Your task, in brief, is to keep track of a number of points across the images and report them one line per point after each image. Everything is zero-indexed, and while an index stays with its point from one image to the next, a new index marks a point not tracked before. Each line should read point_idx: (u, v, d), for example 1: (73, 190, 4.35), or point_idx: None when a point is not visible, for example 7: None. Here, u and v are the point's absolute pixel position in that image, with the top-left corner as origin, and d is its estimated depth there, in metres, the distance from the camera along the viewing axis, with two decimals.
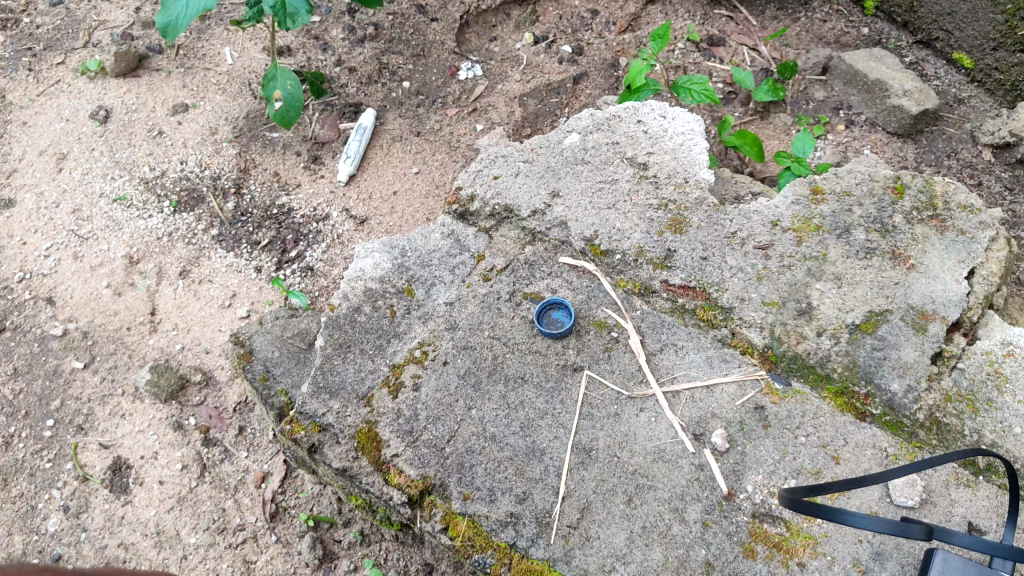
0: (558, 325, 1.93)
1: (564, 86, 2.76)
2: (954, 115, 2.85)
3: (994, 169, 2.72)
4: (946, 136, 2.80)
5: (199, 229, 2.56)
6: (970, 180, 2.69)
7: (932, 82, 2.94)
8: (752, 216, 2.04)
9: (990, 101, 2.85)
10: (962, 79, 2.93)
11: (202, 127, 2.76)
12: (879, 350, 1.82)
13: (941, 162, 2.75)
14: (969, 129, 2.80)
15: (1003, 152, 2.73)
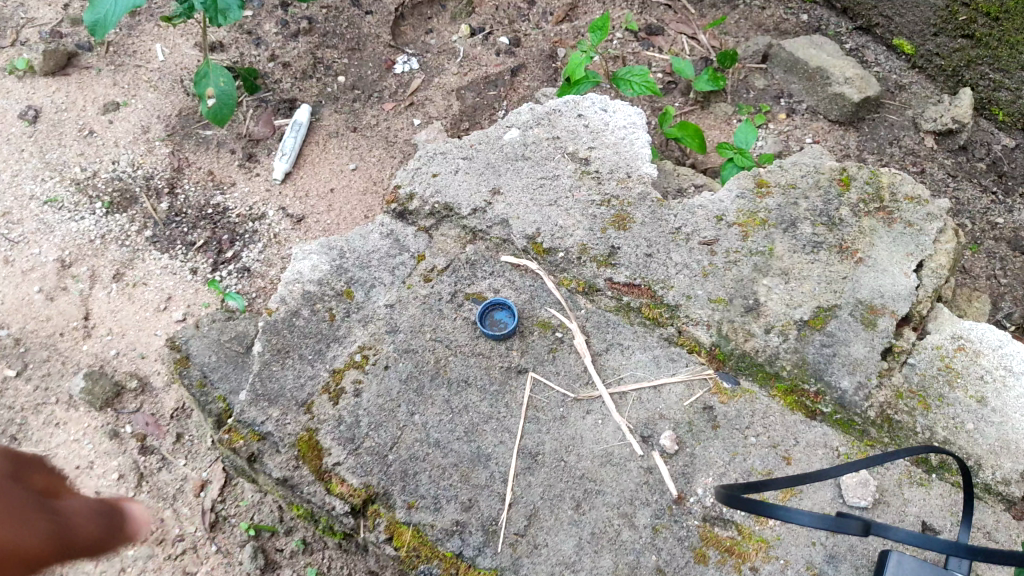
0: (501, 326, 1.87)
1: (502, 78, 2.71)
2: (895, 103, 2.84)
3: (936, 156, 2.73)
4: (887, 124, 2.79)
5: (133, 229, 2.47)
6: (913, 168, 2.69)
7: (874, 69, 2.93)
8: (697, 211, 2.00)
9: (931, 88, 2.85)
10: (903, 66, 2.92)
11: (134, 125, 2.66)
12: (828, 346, 1.82)
13: (884, 150, 2.74)
14: (911, 116, 2.80)
15: (946, 139, 2.75)
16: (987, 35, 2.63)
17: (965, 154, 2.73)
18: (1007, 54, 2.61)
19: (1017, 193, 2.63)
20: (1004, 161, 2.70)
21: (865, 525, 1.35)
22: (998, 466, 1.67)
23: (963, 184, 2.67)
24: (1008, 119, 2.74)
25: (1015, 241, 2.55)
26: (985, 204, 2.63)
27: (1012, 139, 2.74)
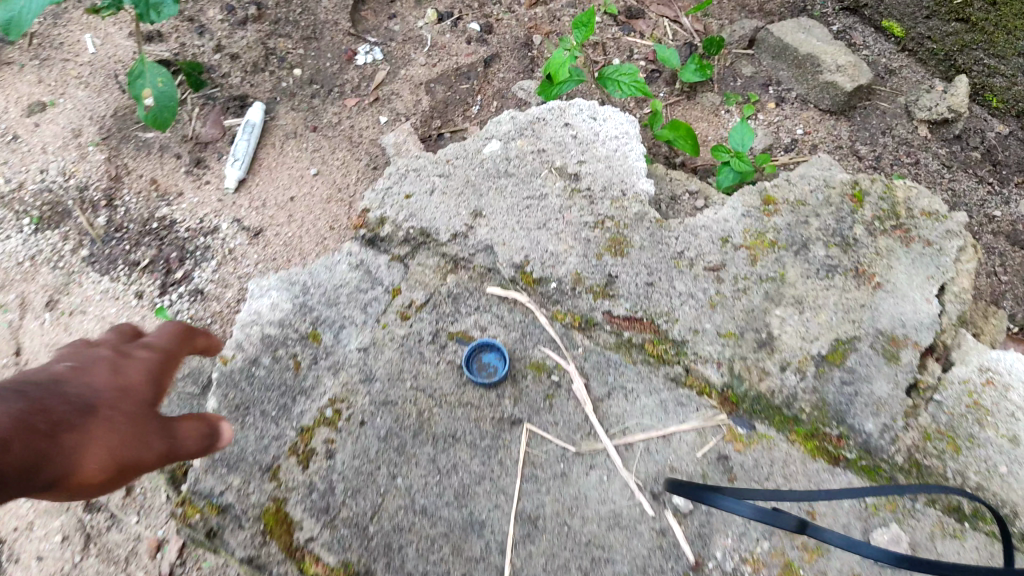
0: (491, 371, 1.68)
1: (475, 69, 2.50)
2: (886, 89, 2.66)
3: (930, 146, 2.55)
4: (880, 112, 2.61)
5: (66, 249, 2.20)
6: (907, 159, 2.52)
7: (862, 52, 2.76)
8: (700, 233, 1.84)
9: (922, 72, 2.67)
10: (892, 49, 2.75)
11: (63, 129, 2.37)
12: (849, 385, 1.65)
13: (877, 139, 2.57)
14: (903, 103, 2.62)
15: (940, 128, 2.56)
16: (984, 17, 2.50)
17: (959, 143, 2.54)
18: (1004, 39, 2.47)
19: (1015, 182, 2.45)
20: (998, 149, 2.50)
21: (801, 521, 1.32)
22: None
23: (958, 174, 2.48)
24: (1001, 105, 2.54)
25: (1015, 236, 2.38)
26: (982, 195, 2.45)
27: (1005, 126, 2.54)
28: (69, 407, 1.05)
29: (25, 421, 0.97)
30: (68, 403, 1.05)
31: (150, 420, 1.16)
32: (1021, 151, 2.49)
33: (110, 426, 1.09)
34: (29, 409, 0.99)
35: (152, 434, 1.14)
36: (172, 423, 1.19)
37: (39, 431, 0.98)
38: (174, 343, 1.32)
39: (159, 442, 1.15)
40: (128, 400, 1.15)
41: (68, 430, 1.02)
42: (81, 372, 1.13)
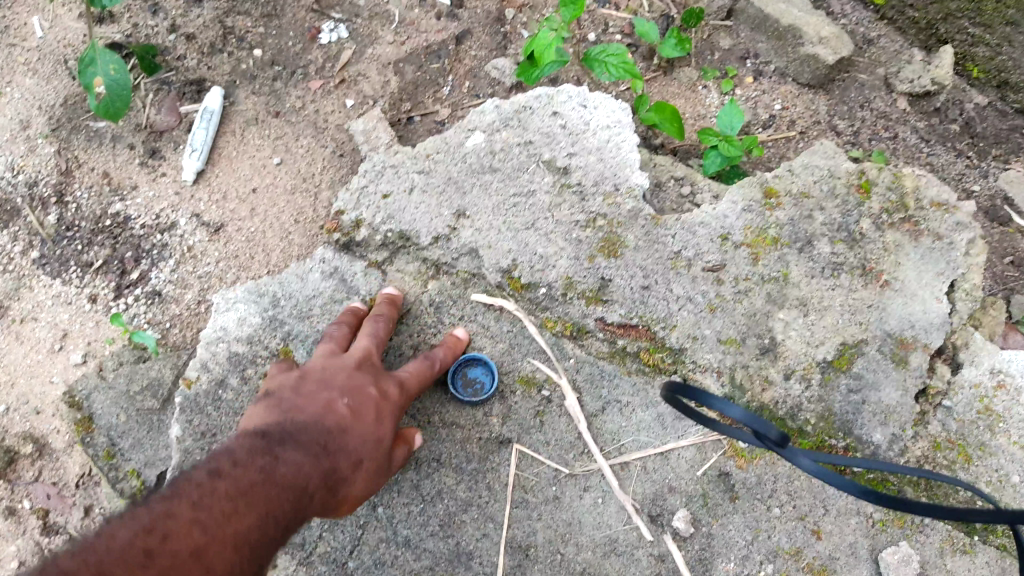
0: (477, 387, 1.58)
1: (446, 48, 2.33)
2: (865, 60, 2.54)
3: (909, 119, 2.48)
4: (858, 84, 2.52)
5: (16, 252, 2.09)
6: (885, 133, 2.45)
7: (840, 21, 2.62)
8: (698, 229, 1.65)
9: (901, 41, 2.58)
10: (870, 17, 2.62)
11: (11, 121, 2.19)
12: (856, 393, 1.56)
13: (855, 114, 2.48)
14: (882, 74, 2.52)
15: (921, 101, 2.49)
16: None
17: (938, 116, 2.48)
18: (991, 9, 2.36)
19: (993, 155, 2.42)
20: (977, 121, 2.47)
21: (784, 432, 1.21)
22: None
23: (937, 149, 2.45)
24: (982, 75, 2.50)
25: (992, 211, 2.37)
26: (960, 169, 2.42)
27: (985, 97, 2.50)
28: (338, 469, 1.30)
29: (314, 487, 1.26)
30: (350, 457, 1.32)
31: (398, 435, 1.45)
32: (998, 123, 2.46)
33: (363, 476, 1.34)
34: (324, 465, 1.28)
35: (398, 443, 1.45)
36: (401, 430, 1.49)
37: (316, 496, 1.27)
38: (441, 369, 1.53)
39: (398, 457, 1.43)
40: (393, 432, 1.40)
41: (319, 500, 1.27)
42: (356, 416, 1.35)
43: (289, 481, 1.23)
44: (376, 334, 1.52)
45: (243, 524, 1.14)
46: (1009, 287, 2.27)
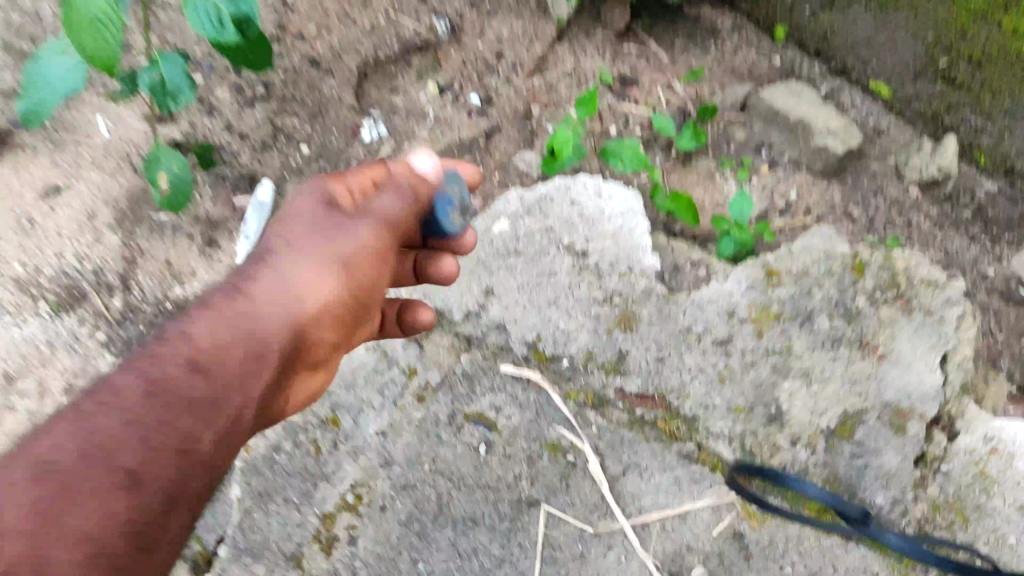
0: (458, 217, 1.66)
1: (477, 142, 2.59)
2: (877, 149, 2.74)
3: (922, 205, 2.65)
4: (870, 172, 2.68)
5: (83, 332, 2.24)
6: (900, 221, 2.60)
7: (851, 113, 2.82)
8: (707, 306, 1.84)
9: (910, 132, 2.77)
10: (881, 109, 2.82)
11: (79, 211, 2.36)
12: (860, 457, 1.70)
13: (870, 201, 2.63)
14: (893, 162, 2.71)
15: (931, 189, 2.67)
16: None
17: (951, 202, 2.66)
18: (987, 100, 2.56)
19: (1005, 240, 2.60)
20: (988, 207, 2.65)
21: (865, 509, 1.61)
22: None
23: (950, 233, 2.61)
24: (989, 161, 2.69)
25: (1007, 293, 2.52)
26: (975, 253, 2.58)
27: (993, 184, 2.69)
28: (267, 274, 1.36)
29: (242, 342, 1.23)
30: (270, 271, 1.37)
31: (361, 284, 1.48)
32: (1009, 209, 2.65)
33: (287, 316, 1.33)
34: (238, 341, 1.22)
35: (347, 288, 1.45)
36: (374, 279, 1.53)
37: (250, 349, 1.24)
38: (418, 187, 1.60)
39: (328, 284, 1.41)
40: (314, 267, 1.41)
41: (259, 359, 1.25)
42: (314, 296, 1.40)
43: (227, 316, 1.24)
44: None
45: (158, 408, 1.09)
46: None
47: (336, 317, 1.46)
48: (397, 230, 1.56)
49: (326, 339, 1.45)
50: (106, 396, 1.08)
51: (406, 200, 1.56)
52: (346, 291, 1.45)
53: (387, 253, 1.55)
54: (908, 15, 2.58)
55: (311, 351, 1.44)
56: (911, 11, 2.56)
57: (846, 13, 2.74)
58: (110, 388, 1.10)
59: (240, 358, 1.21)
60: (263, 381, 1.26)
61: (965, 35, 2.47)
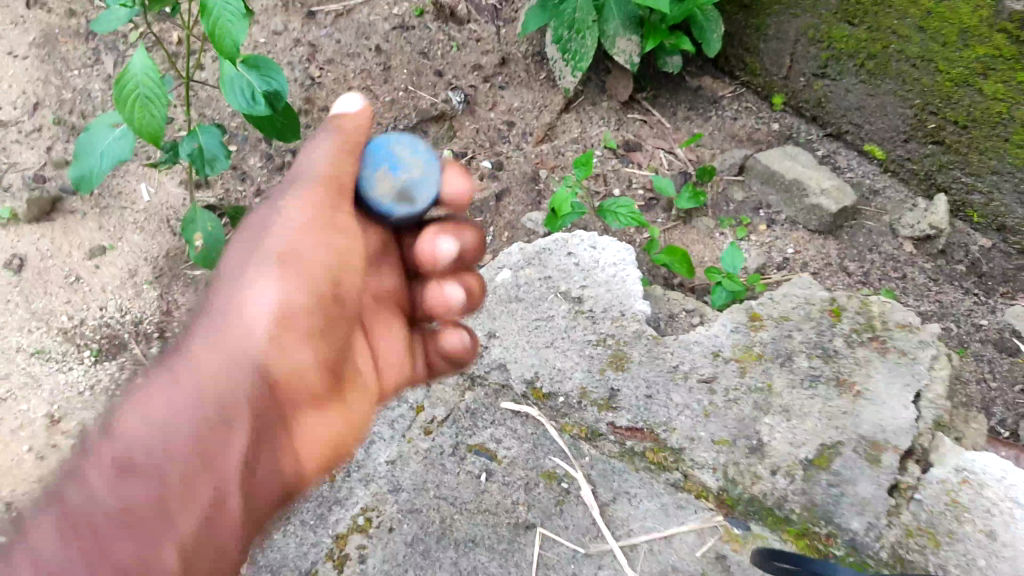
0: (392, 197, 1.52)
1: (487, 203, 2.78)
2: (871, 209, 2.82)
3: (916, 261, 2.70)
4: (865, 231, 2.77)
5: (123, 378, 2.42)
6: (894, 274, 2.66)
7: (847, 174, 2.93)
8: (693, 347, 2.00)
9: (905, 191, 2.85)
10: (875, 170, 2.92)
11: (122, 270, 2.59)
12: (835, 486, 1.79)
13: (864, 257, 2.71)
14: (887, 222, 2.79)
15: (924, 244, 2.73)
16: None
17: (944, 257, 2.71)
18: (977, 159, 2.64)
19: (1000, 293, 2.62)
20: (983, 261, 2.68)
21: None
22: None
23: (945, 287, 2.64)
24: (981, 220, 2.72)
25: (1001, 343, 2.50)
26: (969, 305, 2.60)
27: (988, 240, 2.71)
28: (208, 316, 1.33)
29: (182, 412, 1.20)
30: (214, 310, 1.33)
31: (316, 275, 1.37)
32: (1005, 263, 2.67)
33: (231, 367, 1.27)
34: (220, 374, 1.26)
35: (305, 286, 1.36)
36: (339, 269, 1.40)
37: (197, 413, 1.21)
38: (329, 132, 1.45)
39: (275, 295, 1.33)
40: (259, 281, 1.34)
41: (216, 427, 1.22)
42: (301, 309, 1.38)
43: (158, 389, 1.22)
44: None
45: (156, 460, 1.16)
46: (1020, 411, 2.36)
47: (305, 320, 1.35)
48: (341, 189, 1.45)
49: (301, 359, 1.35)
50: (75, 469, 1.15)
51: (335, 157, 1.43)
52: (303, 293, 1.35)
53: (340, 234, 1.42)
54: (897, 80, 2.74)
55: (291, 382, 1.35)
56: (899, 77, 2.73)
57: (838, 80, 2.91)
58: (76, 473, 1.14)
59: (182, 428, 1.19)
60: (231, 446, 1.23)
61: (950, 99, 2.63)
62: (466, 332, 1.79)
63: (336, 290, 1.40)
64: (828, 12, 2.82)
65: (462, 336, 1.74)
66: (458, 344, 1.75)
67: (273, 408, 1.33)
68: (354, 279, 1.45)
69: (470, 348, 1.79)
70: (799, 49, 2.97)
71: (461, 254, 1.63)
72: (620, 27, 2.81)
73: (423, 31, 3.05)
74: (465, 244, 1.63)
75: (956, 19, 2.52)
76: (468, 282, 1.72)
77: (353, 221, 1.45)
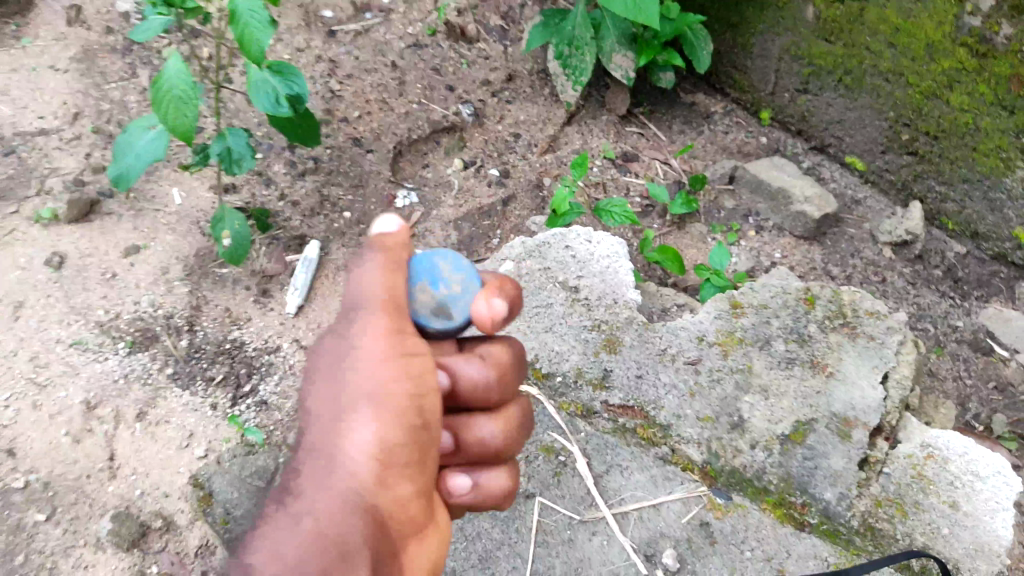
0: (428, 309, 1.42)
1: (495, 208, 2.93)
2: (853, 217, 2.95)
3: (896, 266, 2.81)
4: (848, 236, 2.89)
5: (155, 367, 2.60)
6: (876, 277, 2.77)
7: (830, 184, 3.06)
8: (680, 332, 2.19)
9: (884, 202, 3.00)
10: (857, 181, 3.06)
11: (155, 267, 2.83)
12: (810, 459, 1.94)
13: (847, 261, 2.82)
14: (868, 229, 2.91)
15: (902, 249, 2.84)
16: (1008, 133, 2.60)
17: (922, 262, 2.83)
18: (948, 168, 2.80)
19: (974, 296, 2.75)
20: (959, 267, 2.82)
21: None
22: (974, 568, 1.79)
23: (923, 290, 2.75)
24: (956, 228, 2.87)
25: (976, 343, 2.61)
26: (945, 308, 2.71)
27: (963, 247, 2.86)
28: (306, 467, 1.28)
29: (307, 549, 1.17)
30: (311, 460, 1.28)
31: (400, 406, 1.28)
32: (979, 269, 2.81)
33: (341, 506, 1.24)
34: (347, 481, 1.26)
35: (395, 421, 1.28)
36: (420, 397, 1.30)
37: (321, 548, 1.18)
38: (376, 247, 1.39)
39: (370, 432, 1.27)
40: (350, 421, 1.27)
41: (340, 558, 1.19)
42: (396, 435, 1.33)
43: (279, 530, 1.19)
44: (525, 417, 1.59)
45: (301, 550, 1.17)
46: (993, 406, 2.45)
47: (401, 452, 1.28)
48: (401, 309, 1.36)
49: (405, 492, 1.30)
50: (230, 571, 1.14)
51: (387, 276, 1.37)
52: (393, 427, 1.27)
53: (412, 356, 1.32)
54: (872, 94, 2.90)
55: (396, 516, 1.30)
56: (874, 91, 2.89)
57: (820, 94, 3.07)
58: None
59: (312, 560, 1.16)
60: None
61: (921, 111, 2.78)
62: (479, 471, 1.52)
63: (423, 417, 1.31)
64: (807, 31, 2.99)
65: (462, 481, 1.47)
66: (453, 485, 1.46)
67: (385, 544, 1.28)
68: (438, 407, 1.34)
69: (478, 490, 1.50)
70: (783, 66, 3.14)
71: (460, 394, 1.48)
72: (616, 44, 2.97)
73: (435, 50, 3.28)
74: (463, 376, 1.47)
75: (921, 36, 2.68)
76: (480, 426, 1.52)
77: (421, 342, 1.35)
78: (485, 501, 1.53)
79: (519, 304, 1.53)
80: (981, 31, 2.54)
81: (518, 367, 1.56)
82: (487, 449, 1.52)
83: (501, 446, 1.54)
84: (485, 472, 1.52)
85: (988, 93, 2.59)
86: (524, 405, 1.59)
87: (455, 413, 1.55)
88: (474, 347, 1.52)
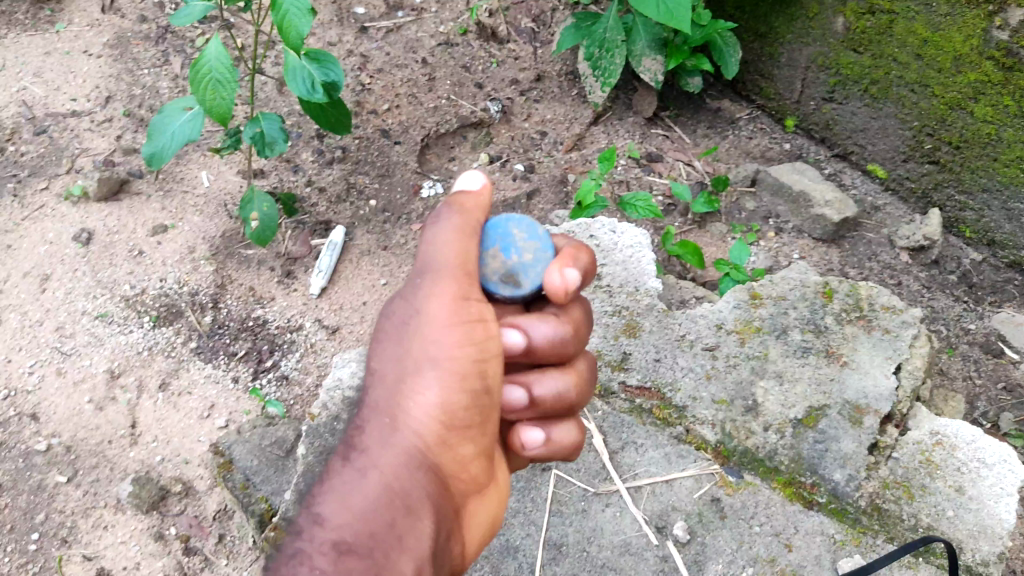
0: (498, 275, 1.42)
1: (519, 201, 3.01)
2: (872, 221, 3.01)
3: (912, 270, 2.88)
4: (866, 241, 2.94)
5: (178, 341, 2.64)
6: (891, 281, 2.82)
7: (851, 191, 3.13)
8: (699, 320, 2.26)
9: (903, 208, 3.06)
10: (877, 188, 3.13)
11: (181, 246, 2.84)
12: (821, 442, 1.99)
13: (864, 264, 2.88)
14: (886, 234, 2.96)
15: (919, 254, 2.90)
16: None
17: (937, 267, 2.89)
18: (968, 178, 2.87)
19: (987, 302, 2.81)
20: (974, 273, 2.88)
21: None
22: (976, 548, 1.83)
23: (936, 294, 2.82)
24: (973, 236, 2.93)
25: (987, 345, 2.68)
26: (958, 311, 2.78)
27: (979, 254, 2.92)
28: (372, 423, 1.33)
29: (374, 502, 1.25)
30: (377, 416, 1.33)
31: (464, 371, 1.32)
32: (993, 276, 2.87)
33: (405, 463, 1.30)
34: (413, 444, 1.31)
35: (458, 385, 1.32)
36: (484, 363, 1.33)
37: (388, 501, 1.26)
38: (452, 212, 1.40)
39: (434, 395, 1.31)
40: (416, 382, 1.32)
41: (406, 511, 1.26)
42: None
43: (347, 482, 1.27)
44: (592, 372, 1.56)
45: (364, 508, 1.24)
46: (1002, 405, 2.51)
47: (464, 415, 1.33)
48: (469, 278, 1.37)
49: (466, 453, 1.36)
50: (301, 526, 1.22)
51: (458, 241, 1.37)
52: (457, 391, 1.32)
53: (477, 322, 1.34)
54: (897, 104, 2.98)
55: (456, 475, 1.36)
56: (899, 101, 2.96)
57: (845, 103, 3.15)
58: (296, 555, 1.19)
59: (377, 512, 1.24)
60: (422, 528, 1.26)
61: (945, 121, 2.86)
62: (551, 425, 1.51)
63: (485, 382, 1.34)
64: (835, 41, 3.08)
65: (535, 435, 1.48)
66: (525, 439, 1.48)
67: (448, 499, 1.35)
68: (500, 372, 1.37)
69: (550, 444, 1.51)
70: (810, 75, 3.22)
71: (535, 352, 1.45)
72: (646, 47, 3.05)
73: (465, 48, 3.39)
74: (538, 336, 1.44)
75: (950, 48, 2.77)
76: (552, 381, 1.48)
77: (487, 307, 1.37)
78: (556, 454, 1.54)
79: (592, 274, 1.50)
80: (1009, 45, 2.64)
81: (589, 327, 1.53)
82: (561, 403, 1.50)
83: (574, 400, 1.51)
84: (556, 426, 1.52)
85: (1012, 105, 2.68)
86: (591, 360, 1.56)
87: (525, 370, 1.53)
88: (546, 308, 1.49)
